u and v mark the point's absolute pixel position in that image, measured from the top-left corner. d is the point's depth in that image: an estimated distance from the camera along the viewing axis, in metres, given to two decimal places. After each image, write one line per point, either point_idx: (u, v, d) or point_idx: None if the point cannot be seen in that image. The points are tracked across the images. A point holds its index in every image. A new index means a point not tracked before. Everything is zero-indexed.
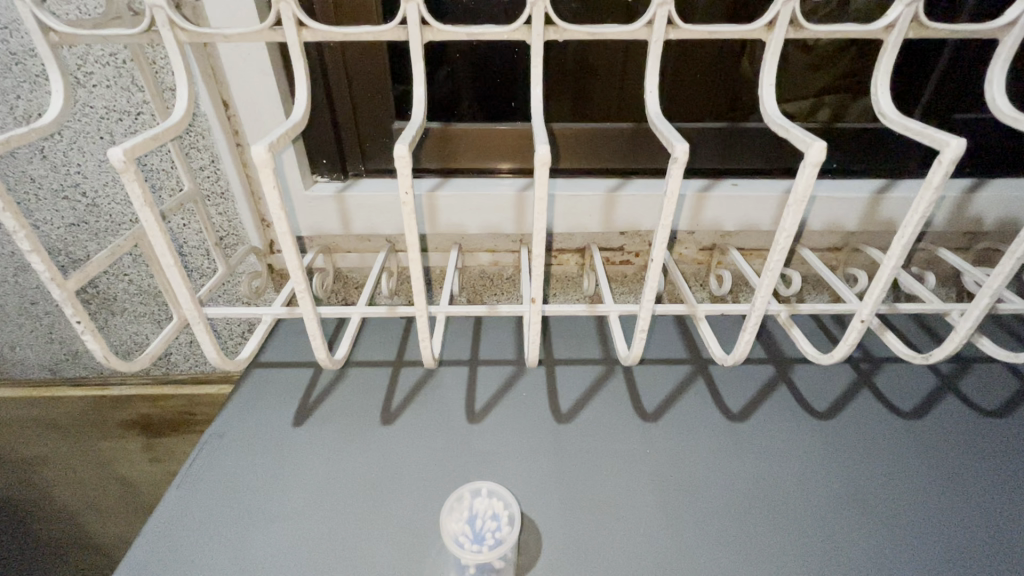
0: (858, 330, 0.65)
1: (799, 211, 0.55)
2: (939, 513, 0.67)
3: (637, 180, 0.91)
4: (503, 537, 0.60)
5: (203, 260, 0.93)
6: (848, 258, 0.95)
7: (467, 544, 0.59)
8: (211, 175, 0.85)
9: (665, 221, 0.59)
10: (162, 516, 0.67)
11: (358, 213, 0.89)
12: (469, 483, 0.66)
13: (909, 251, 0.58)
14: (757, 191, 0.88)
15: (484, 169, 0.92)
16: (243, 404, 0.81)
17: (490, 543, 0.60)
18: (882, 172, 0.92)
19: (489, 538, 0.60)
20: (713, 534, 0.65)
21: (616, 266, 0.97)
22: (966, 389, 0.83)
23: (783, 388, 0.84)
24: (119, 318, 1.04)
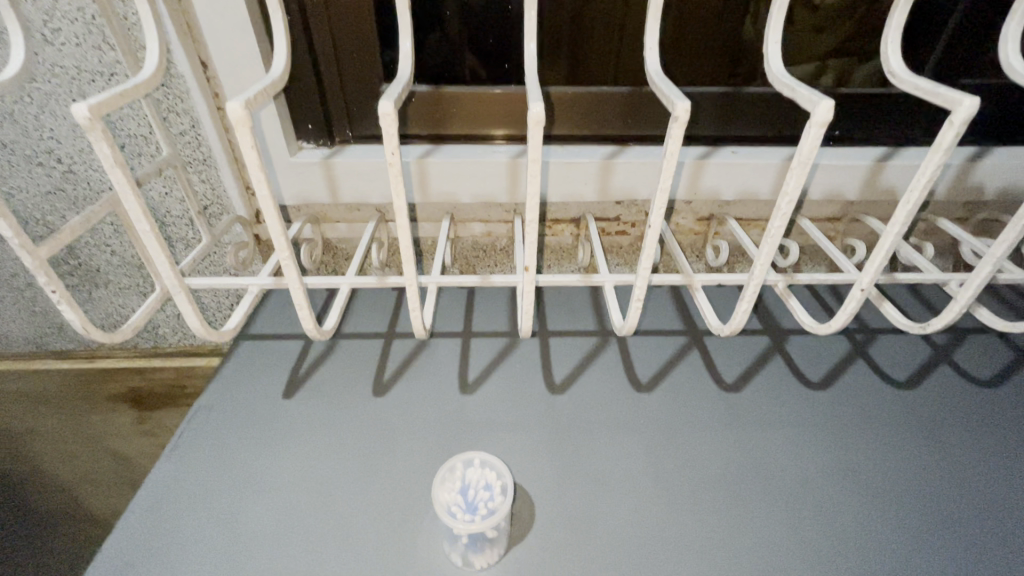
0: (857, 300, 0.64)
1: (802, 174, 0.53)
2: (928, 481, 0.67)
3: (635, 147, 0.88)
4: (496, 507, 0.60)
5: (188, 230, 0.90)
6: (847, 229, 0.94)
7: (460, 514, 0.59)
8: (192, 141, 0.81)
9: (664, 185, 0.57)
10: (151, 488, 0.66)
11: (346, 181, 0.86)
12: (461, 455, 0.65)
13: (913, 216, 0.57)
14: (758, 159, 0.86)
15: (477, 135, 0.89)
16: (232, 376, 0.80)
17: (484, 513, 0.59)
18: (884, 140, 0.89)
19: (483, 509, 0.59)
20: (705, 503, 0.65)
21: (611, 236, 0.95)
22: (959, 359, 0.83)
23: (777, 360, 0.83)
24: (104, 290, 1.01)
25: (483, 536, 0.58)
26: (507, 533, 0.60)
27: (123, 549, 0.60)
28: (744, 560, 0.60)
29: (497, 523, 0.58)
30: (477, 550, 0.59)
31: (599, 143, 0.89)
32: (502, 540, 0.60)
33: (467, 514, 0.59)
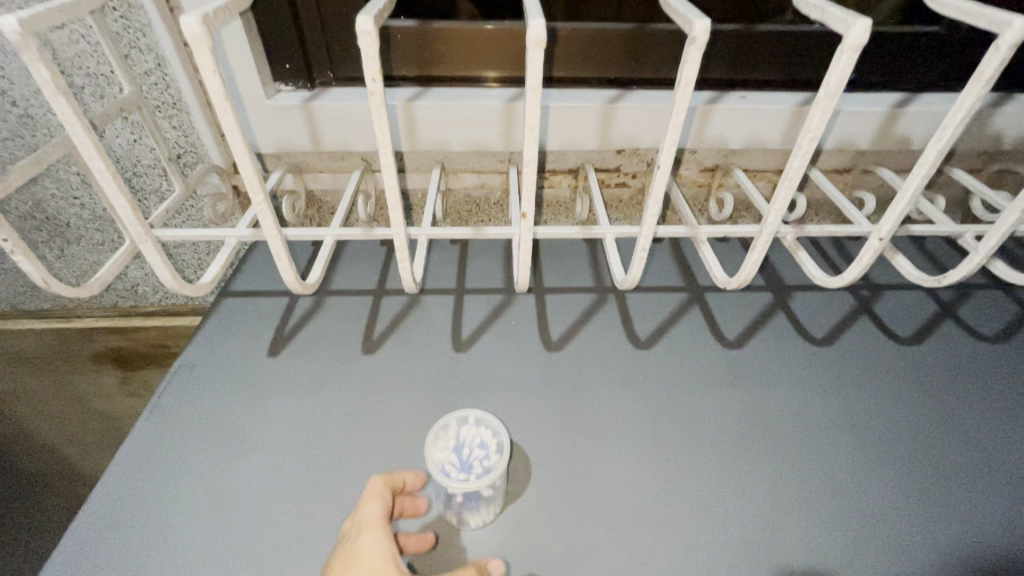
0: (873, 251, 0.60)
1: (828, 108, 0.48)
2: (932, 436, 0.66)
3: (638, 91, 0.82)
4: (491, 465, 0.58)
5: (160, 181, 0.84)
6: (856, 180, 0.90)
7: (455, 472, 0.57)
8: (159, 81, 0.75)
9: (676, 118, 0.52)
10: (131, 449, 0.64)
11: (328, 127, 0.80)
12: (455, 412, 0.63)
13: (941, 159, 0.53)
14: (769, 104, 0.81)
15: (469, 77, 0.83)
16: (214, 334, 0.76)
17: (478, 472, 0.57)
18: (902, 84, 0.84)
19: (477, 466, 0.58)
20: (706, 459, 0.64)
21: (611, 189, 0.90)
22: (965, 315, 0.81)
23: (780, 316, 0.81)
24: (76, 247, 0.96)
25: (479, 495, 0.56)
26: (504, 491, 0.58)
27: (105, 511, 0.58)
28: (743, 516, 0.59)
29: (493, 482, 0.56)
30: (472, 509, 0.57)
31: (600, 87, 0.83)
32: (497, 499, 0.58)
33: (461, 472, 0.57)
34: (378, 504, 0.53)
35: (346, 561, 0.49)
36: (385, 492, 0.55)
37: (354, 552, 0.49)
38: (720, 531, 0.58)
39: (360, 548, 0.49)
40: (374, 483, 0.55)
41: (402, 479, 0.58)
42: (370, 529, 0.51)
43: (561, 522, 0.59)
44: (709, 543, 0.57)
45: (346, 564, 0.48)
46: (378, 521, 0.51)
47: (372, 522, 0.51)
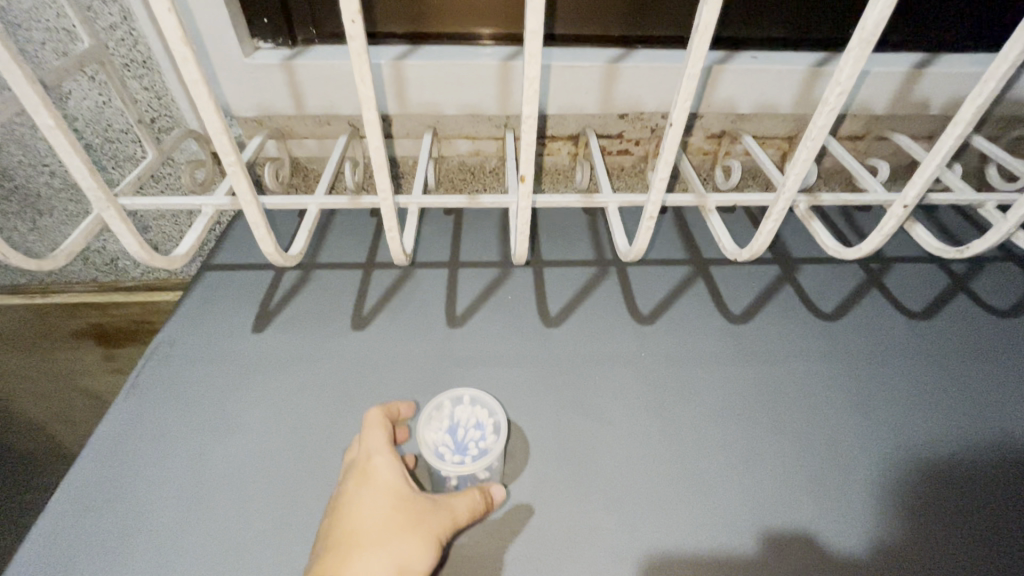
0: (895, 219, 0.56)
1: (861, 58, 0.43)
2: (943, 415, 0.64)
3: (644, 49, 0.77)
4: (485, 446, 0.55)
5: (135, 146, 0.79)
6: (870, 147, 0.86)
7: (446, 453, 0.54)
8: (125, 37, 0.68)
9: (692, 69, 0.46)
10: (108, 429, 0.61)
11: (312, 88, 0.75)
12: (450, 391, 0.60)
13: (977, 116, 0.48)
14: (782, 63, 0.75)
15: (462, 34, 0.77)
16: (195, 309, 0.72)
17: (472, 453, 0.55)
18: (924, 44, 0.79)
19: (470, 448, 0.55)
20: (711, 439, 0.61)
21: (613, 156, 0.86)
22: (977, 289, 0.79)
23: (788, 289, 0.78)
24: (49, 218, 0.91)
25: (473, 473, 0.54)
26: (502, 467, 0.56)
27: (82, 494, 0.56)
28: (748, 497, 0.57)
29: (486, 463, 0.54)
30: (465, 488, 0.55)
31: (604, 46, 0.77)
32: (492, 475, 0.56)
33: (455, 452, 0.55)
34: (381, 432, 0.55)
35: (360, 481, 0.51)
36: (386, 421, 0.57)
37: (368, 473, 0.51)
38: (724, 511, 0.56)
39: (372, 469, 0.51)
40: (373, 415, 0.56)
41: (397, 411, 0.60)
42: (380, 453, 0.53)
43: (560, 504, 0.56)
44: (712, 524, 0.55)
45: (360, 484, 0.50)
46: (387, 447, 0.54)
47: (380, 447, 0.53)
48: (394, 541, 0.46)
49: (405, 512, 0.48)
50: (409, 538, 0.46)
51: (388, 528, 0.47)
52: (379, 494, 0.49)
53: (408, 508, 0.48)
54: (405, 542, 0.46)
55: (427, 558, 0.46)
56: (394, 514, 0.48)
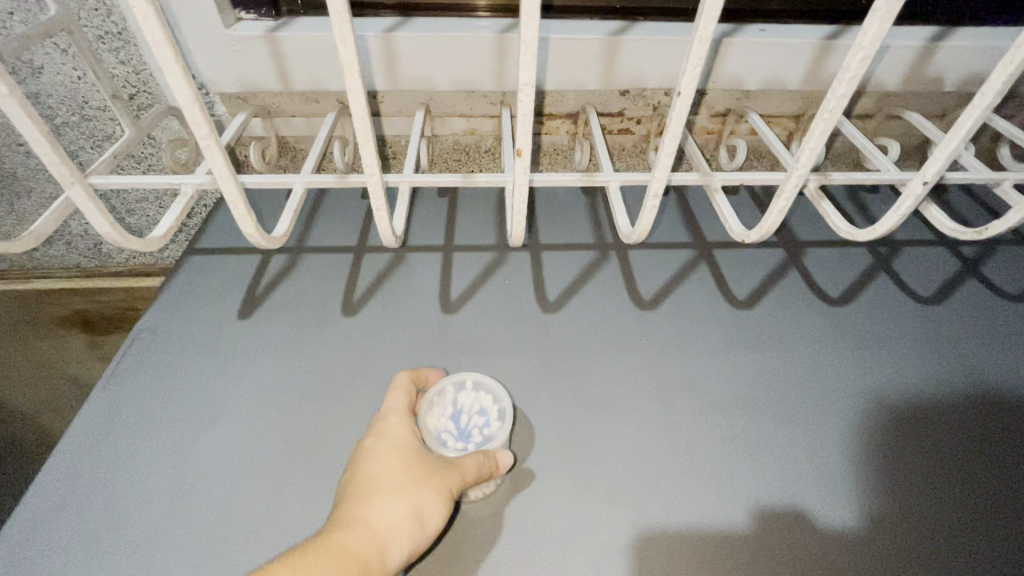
0: (913, 197, 0.53)
1: (886, 19, 0.39)
2: (954, 402, 0.62)
3: (647, 22, 0.73)
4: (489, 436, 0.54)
5: (113, 125, 0.75)
6: (879, 126, 0.83)
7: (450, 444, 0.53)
8: (99, 6, 0.64)
9: (701, 32, 0.42)
10: (87, 419, 0.58)
11: (297, 62, 0.71)
12: (454, 377, 0.57)
13: (1008, 84, 0.44)
14: (791, 36, 0.72)
15: (457, 5, 0.73)
16: (178, 294, 0.70)
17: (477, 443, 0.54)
18: (939, 17, 0.75)
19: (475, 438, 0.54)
20: (715, 428, 0.59)
21: (614, 135, 0.83)
22: (989, 273, 0.76)
23: (794, 274, 0.75)
24: (27, 201, 0.88)
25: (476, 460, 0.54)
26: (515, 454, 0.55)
27: (57, 487, 0.53)
28: (754, 488, 0.55)
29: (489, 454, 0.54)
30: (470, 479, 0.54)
31: (605, 18, 0.74)
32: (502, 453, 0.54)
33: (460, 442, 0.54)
34: (404, 396, 0.53)
35: (374, 438, 0.49)
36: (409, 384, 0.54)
37: (381, 431, 0.50)
38: (728, 503, 0.54)
39: (386, 427, 0.50)
40: (399, 379, 0.54)
41: (425, 377, 0.58)
42: (396, 414, 0.51)
43: (556, 495, 0.54)
44: (715, 516, 0.53)
45: (373, 440, 0.49)
46: (403, 409, 0.52)
47: (397, 408, 0.51)
48: (410, 492, 0.45)
49: (422, 464, 0.47)
50: (423, 489, 0.45)
51: (405, 478, 0.46)
52: (395, 448, 0.48)
53: (423, 462, 0.47)
54: (420, 492, 0.45)
55: (441, 510, 0.45)
56: (411, 465, 0.47)
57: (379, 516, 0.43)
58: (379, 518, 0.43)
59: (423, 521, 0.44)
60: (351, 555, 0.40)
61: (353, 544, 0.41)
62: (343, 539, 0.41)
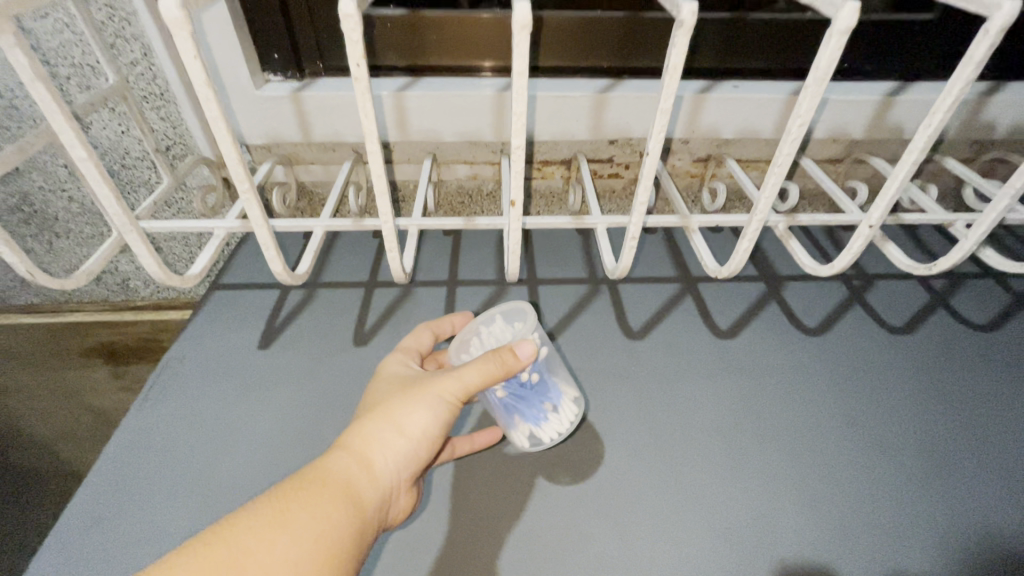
0: (863, 238, 0.60)
1: (817, 94, 0.47)
2: (923, 426, 0.67)
3: (631, 81, 0.81)
4: (550, 379, 0.62)
5: (150, 173, 0.84)
6: (849, 169, 0.90)
7: (506, 391, 0.58)
8: (146, 71, 0.73)
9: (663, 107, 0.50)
10: (122, 440, 0.64)
11: (318, 117, 0.80)
12: (479, 316, 0.59)
13: (930, 145, 0.51)
14: (761, 92, 0.80)
15: (461, 67, 0.82)
16: (205, 326, 0.76)
17: (532, 380, 0.59)
18: (895, 74, 0.83)
19: (527, 375, 0.58)
20: (698, 450, 0.64)
21: (604, 179, 0.90)
22: (958, 304, 0.82)
23: (773, 306, 0.81)
24: (65, 241, 0.95)
25: (544, 400, 0.60)
26: (576, 396, 0.65)
27: (94, 504, 0.58)
28: (734, 506, 0.60)
29: (555, 394, 0.62)
30: (540, 422, 0.60)
31: (592, 77, 0.82)
32: (566, 391, 0.63)
33: (513, 384, 0.58)
34: (411, 342, 0.61)
35: (374, 380, 0.55)
36: (430, 332, 0.63)
37: (380, 373, 0.56)
38: (709, 520, 0.59)
39: (384, 367, 0.56)
40: (419, 328, 0.63)
41: (447, 326, 0.66)
42: (395, 357, 0.58)
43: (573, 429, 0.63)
44: (698, 532, 0.58)
45: (375, 381, 0.55)
46: (410, 351, 0.59)
47: (400, 352, 0.59)
48: (388, 409, 0.49)
49: (409, 385, 0.51)
50: (401, 404, 0.49)
51: (388, 401, 0.50)
52: (386, 381, 0.54)
53: (410, 384, 0.51)
54: (401, 408, 0.49)
55: (425, 416, 0.49)
56: (395, 390, 0.52)
57: (363, 439, 0.48)
58: (364, 440, 0.48)
59: (407, 431, 0.48)
60: (334, 471, 0.45)
61: (339, 466, 0.46)
62: (329, 458, 0.47)
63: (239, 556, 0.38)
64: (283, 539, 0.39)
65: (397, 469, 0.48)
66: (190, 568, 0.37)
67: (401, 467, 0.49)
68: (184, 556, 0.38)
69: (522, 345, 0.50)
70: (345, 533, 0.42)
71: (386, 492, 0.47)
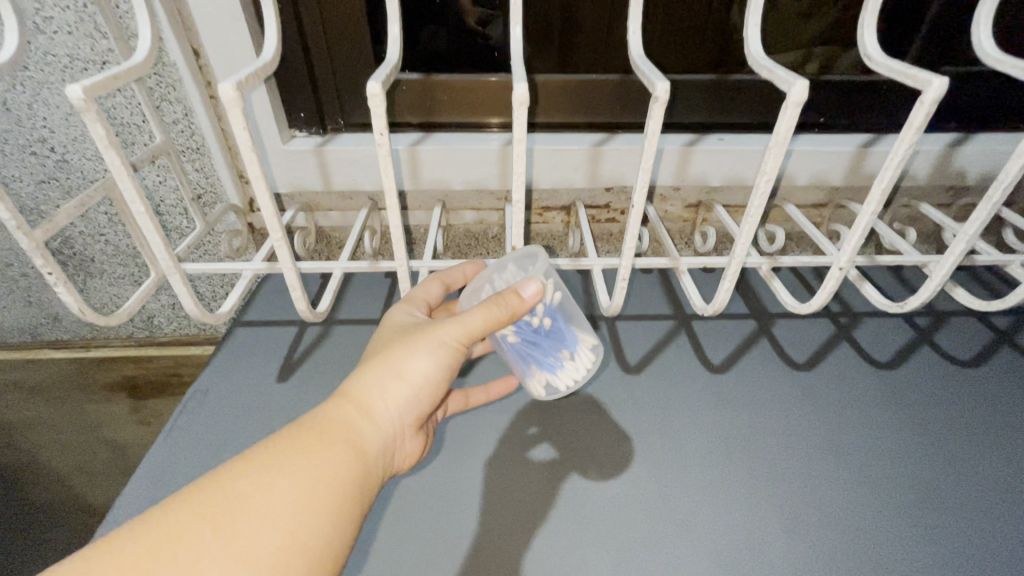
0: (835, 279, 0.65)
1: (779, 155, 0.54)
2: (909, 458, 0.69)
3: (623, 135, 0.89)
4: (566, 327, 0.64)
5: (182, 219, 0.91)
6: (832, 214, 0.96)
7: (518, 337, 0.62)
8: (185, 130, 0.81)
9: (645, 166, 0.57)
10: (150, 469, 0.68)
11: (339, 169, 0.87)
12: (492, 264, 0.62)
13: (884, 199, 0.56)
14: (745, 144, 0.87)
15: (469, 124, 0.90)
16: (227, 361, 0.81)
17: (545, 326, 0.62)
18: (869, 127, 0.90)
19: (538, 321, 0.62)
20: (692, 480, 0.67)
21: (602, 223, 0.97)
22: (941, 340, 0.85)
23: (764, 342, 0.85)
24: (98, 280, 1.02)
25: (559, 348, 0.63)
26: (597, 343, 0.65)
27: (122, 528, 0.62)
28: (726, 535, 0.62)
29: (572, 341, 0.64)
30: (556, 371, 0.64)
31: (588, 132, 0.90)
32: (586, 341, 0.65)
33: (525, 330, 0.62)
34: (419, 297, 0.66)
35: (377, 335, 0.61)
36: (440, 283, 0.68)
37: (383, 328, 0.62)
38: (701, 548, 0.61)
39: (387, 323, 0.62)
40: (431, 279, 0.68)
41: (454, 278, 0.72)
42: (400, 311, 0.63)
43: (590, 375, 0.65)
44: (691, 560, 0.60)
45: (378, 335, 0.61)
46: (418, 304, 0.65)
47: (408, 305, 0.64)
48: (389, 358, 0.54)
49: (408, 335, 0.56)
50: (401, 352, 0.54)
51: (387, 351, 0.56)
52: (390, 332, 0.59)
53: (410, 333, 0.57)
54: (400, 357, 0.54)
55: (424, 362, 0.54)
56: (396, 339, 0.57)
57: (363, 388, 0.53)
58: (364, 388, 0.53)
59: (407, 377, 0.54)
60: (336, 416, 0.50)
61: (340, 412, 0.51)
62: (330, 406, 0.51)
63: (238, 500, 0.41)
64: (281, 480, 0.43)
65: (398, 414, 0.53)
66: (197, 506, 0.41)
67: (402, 411, 0.54)
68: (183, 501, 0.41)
69: (528, 285, 0.55)
70: (350, 468, 0.47)
71: (388, 432, 0.52)
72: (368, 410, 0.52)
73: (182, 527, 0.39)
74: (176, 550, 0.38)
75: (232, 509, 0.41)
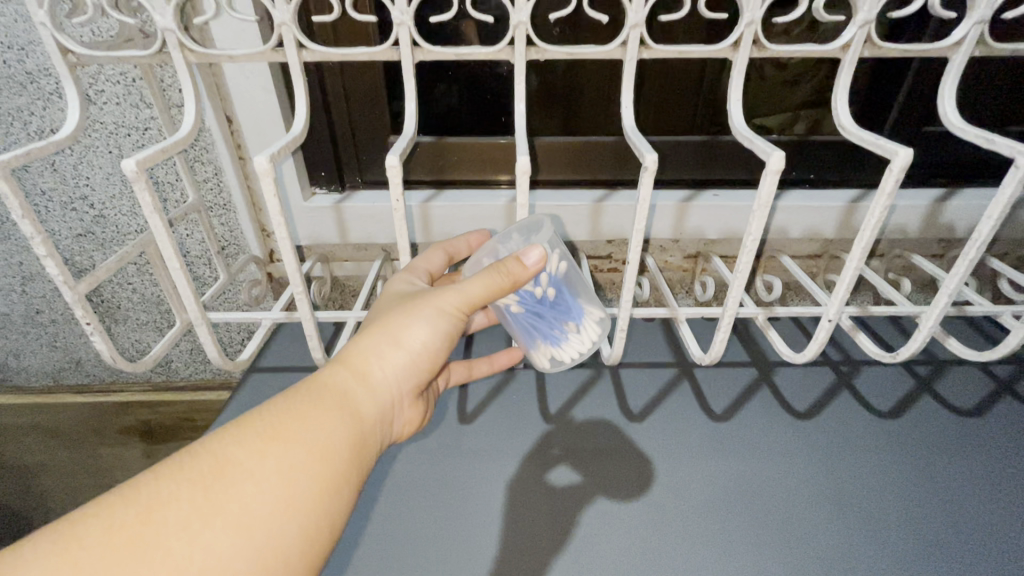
0: (826, 329, 0.68)
1: (762, 217, 0.58)
2: (915, 510, 0.69)
3: (623, 191, 0.94)
4: (571, 299, 0.65)
5: (207, 268, 0.96)
6: (828, 265, 0.99)
7: (522, 307, 0.64)
8: (215, 188, 0.88)
9: (637, 226, 0.62)
10: None
11: (355, 223, 0.93)
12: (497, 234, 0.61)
13: (866, 254, 0.59)
14: (738, 200, 0.92)
15: (478, 181, 0.96)
16: (242, 406, 0.84)
17: (550, 297, 0.63)
18: (858, 184, 0.95)
19: (541, 292, 0.63)
20: (696, 531, 0.67)
21: (604, 273, 1.01)
22: (942, 390, 0.86)
23: (765, 391, 0.86)
24: (122, 326, 1.07)
25: (563, 321, 0.65)
26: (603, 315, 0.67)
27: None
28: None
29: (578, 315, 0.65)
30: (560, 344, 0.67)
31: (590, 188, 0.95)
32: (590, 314, 0.66)
33: (529, 301, 0.63)
34: (421, 267, 0.68)
35: (378, 300, 0.63)
36: (443, 253, 0.72)
37: (384, 294, 0.63)
38: None
39: (387, 291, 0.64)
40: (436, 249, 0.72)
41: (457, 249, 0.75)
42: (401, 279, 0.65)
43: (592, 350, 0.67)
44: None
45: (378, 301, 0.63)
46: (420, 273, 0.67)
47: (411, 273, 0.66)
48: (388, 326, 0.56)
49: (406, 302, 0.58)
50: (400, 321, 0.56)
51: (385, 318, 0.57)
52: (391, 299, 0.61)
53: (408, 301, 0.58)
54: (398, 325, 0.56)
55: (423, 331, 0.56)
56: (397, 305, 0.59)
57: (361, 356, 0.55)
58: (363, 356, 0.55)
59: (406, 344, 0.56)
60: (334, 382, 0.52)
61: (338, 379, 0.53)
62: (326, 372, 0.53)
63: (233, 466, 0.43)
64: (276, 447, 0.45)
65: (396, 381, 0.56)
66: (189, 473, 0.42)
67: (400, 378, 0.56)
68: (177, 468, 0.43)
69: (530, 252, 0.56)
70: (347, 433, 0.49)
71: (384, 396, 0.55)
72: (366, 377, 0.54)
73: (176, 492, 0.41)
74: (169, 513, 0.40)
75: (227, 475, 0.43)
